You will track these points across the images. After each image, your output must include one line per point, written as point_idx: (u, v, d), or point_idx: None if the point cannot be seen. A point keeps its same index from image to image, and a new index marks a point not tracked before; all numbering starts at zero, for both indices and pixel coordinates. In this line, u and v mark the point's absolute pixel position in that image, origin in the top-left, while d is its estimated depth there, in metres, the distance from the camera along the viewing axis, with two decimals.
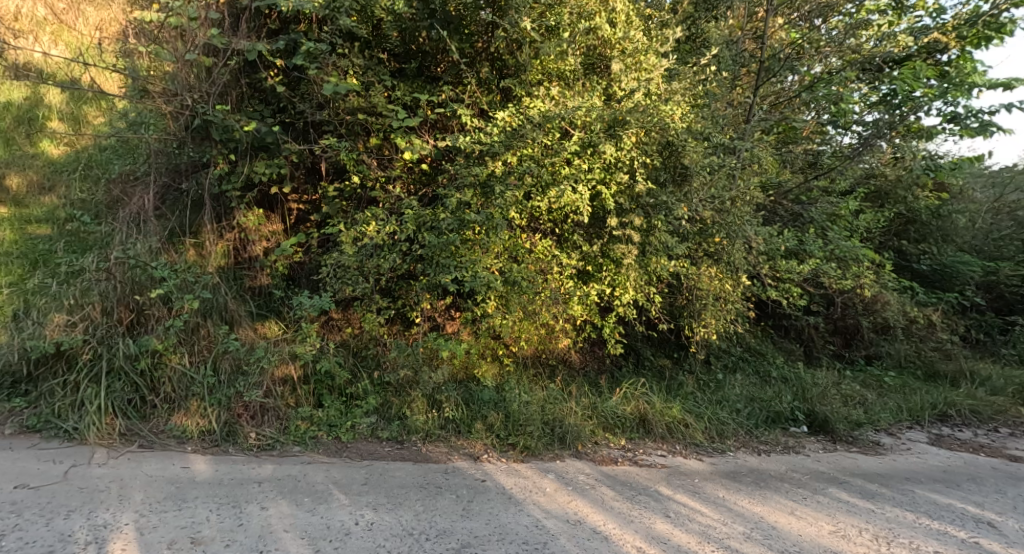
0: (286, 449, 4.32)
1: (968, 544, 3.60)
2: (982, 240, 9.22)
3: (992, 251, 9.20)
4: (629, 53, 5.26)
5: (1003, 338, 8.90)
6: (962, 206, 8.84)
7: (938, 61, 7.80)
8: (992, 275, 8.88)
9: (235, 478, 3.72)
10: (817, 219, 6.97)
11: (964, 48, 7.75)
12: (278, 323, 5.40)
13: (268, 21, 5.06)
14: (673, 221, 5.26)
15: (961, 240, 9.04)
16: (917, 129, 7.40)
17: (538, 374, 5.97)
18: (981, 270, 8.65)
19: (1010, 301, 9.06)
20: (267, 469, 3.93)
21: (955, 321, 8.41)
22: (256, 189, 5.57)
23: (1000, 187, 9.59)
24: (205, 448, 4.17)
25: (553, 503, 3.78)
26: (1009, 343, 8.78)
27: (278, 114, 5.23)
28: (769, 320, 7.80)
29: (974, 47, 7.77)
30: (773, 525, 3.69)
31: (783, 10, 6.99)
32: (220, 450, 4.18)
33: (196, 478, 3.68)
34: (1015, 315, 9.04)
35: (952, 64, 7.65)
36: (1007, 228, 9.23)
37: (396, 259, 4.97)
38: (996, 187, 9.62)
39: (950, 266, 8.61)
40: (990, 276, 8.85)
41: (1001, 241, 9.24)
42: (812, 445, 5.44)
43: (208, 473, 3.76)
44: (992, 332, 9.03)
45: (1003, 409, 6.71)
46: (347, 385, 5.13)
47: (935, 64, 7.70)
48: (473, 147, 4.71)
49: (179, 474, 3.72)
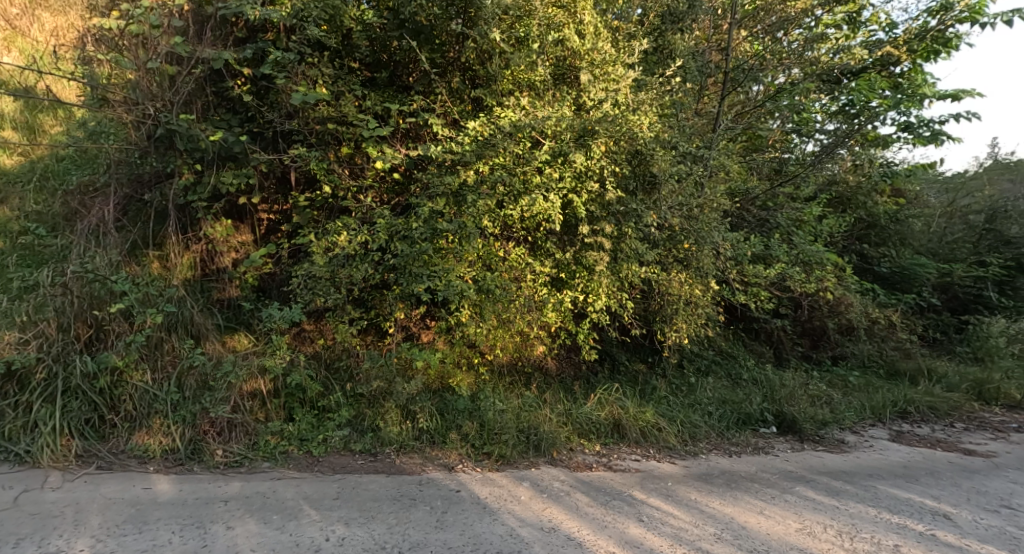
0: (255, 465, 4.23)
1: (926, 536, 3.73)
2: (937, 244, 9.63)
3: (946, 254, 9.60)
4: (598, 64, 5.31)
5: (958, 336, 9.30)
6: (918, 210, 9.25)
7: (891, 73, 8.10)
8: (947, 276, 9.28)
9: (200, 498, 3.61)
10: (783, 224, 7.19)
11: (916, 62, 8.06)
12: (247, 336, 5.29)
13: (235, 30, 4.96)
14: (643, 229, 5.35)
15: (917, 243, 9.43)
16: (873, 138, 7.70)
17: (514, 382, 5.97)
18: (936, 272, 9.01)
19: (964, 301, 9.49)
20: (234, 487, 3.82)
21: (914, 321, 8.73)
22: (224, 199, 5.44)
23: (952, 193, 10.05)
24: (168, 467, 4.05)
25: (528, 511, 3.77)
26: (963, 341, 9.16)
27: (246, 123, 5.17)
28: (739, 323, 7.99)
29: (925, 60, 8.09)
30: (742, 525, 3.76)
31: (747, 23, 7.21)
32: (185, 469, 4.06)
33: (159, 499, 3.56)
34: (968, 314, 9.46)
35: (905, 75, 7.98)
36: (959, 231, 9.66)
37: (368, 269, 4.91)
38: (949, 192, 10.07)
39: (908, 268, 8.96)
40: (944, 277, 9.25)
41: (954, 244, 9.66)
42: (781, 445, 5.57)
43: (171, 494, 3.64)
44: (948, 331, 9.42)
45: (958, 405, 7.00)
46: (319, 397, 5.03)
47: (889, 76, 8.00)
48: (444, 156, 4.75)
49: (140, 495, 3.58)
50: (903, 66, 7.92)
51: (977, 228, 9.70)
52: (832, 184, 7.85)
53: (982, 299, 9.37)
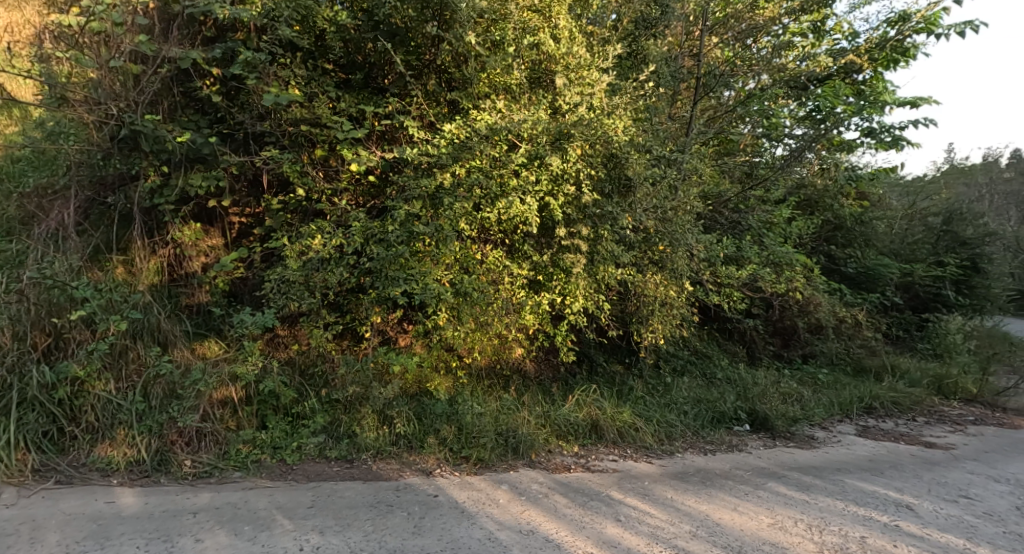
0: (225, 475, 4.13)
1: (890, 527, 3.86)
2: (900, 244, 10.00)
3: (908, 254, 10.00)
4: (573, 68, 5.36)
5: (920, 333, 9.68)
6: (881, 213, 9.61)
7: (854, 81, 8.41)
8: (909, 276, 9.65)
9: (167, 510, 3.50)
10: (754, 227, 7.40)
11: (877, 70, 8.40)
12: (218, 342, 5.16)
13: (203, 29, 4.88)
14: (619, 231, 5.42)
15: (881, 244, 9.76)
16: (839, 143, 7.95)
17: (493, 385, 5.96)
18: (899, 272, 9.35)
19: (924, 300, 9.87)
20: (204, 498, 3.72)
21: (879, 319, 9.03)
22: (192, 202, 5.30)
23: (913, 196, 10.53)
24: (133, 480, 3.92)
25: (506, 514, 3.77)
26: (924, 338, 9.56)
27: (216, 125, 5.07)
28: (713, 324, 8.19)
29: (885, 69, 8.43)
30: (717, 522, 3.83)
31: (717, 31, 7.37)
32: (151, 481, 3.94)
33: (123, 513, 3.44)
34: (929, 312, 9.85)
35: (867, 83, 8.29)
36: (919, 233, 10.06)
37: (343, 272, 4.85)
38: (909, 196, 10.55)
39: (873, 268, 9.26)
40: (906, 277, 9.62)
41: (914, 245, 10.11)
42: (754, 443, 5.70)
43: (136, 507, 3.52)
44: (910, 329, 9.79)
45: (920, 400, 7.27)
46: (293, 404, 4.93)
47: (852, 83, 8.28)
48: (421, 158, 4.69)
49: (103, 509, 3.46)
50: (865, 74, 8.25)
51: (935, 229, 10.13)
52: (800, 188, 8.09)
53: (941, 298, 9.76)
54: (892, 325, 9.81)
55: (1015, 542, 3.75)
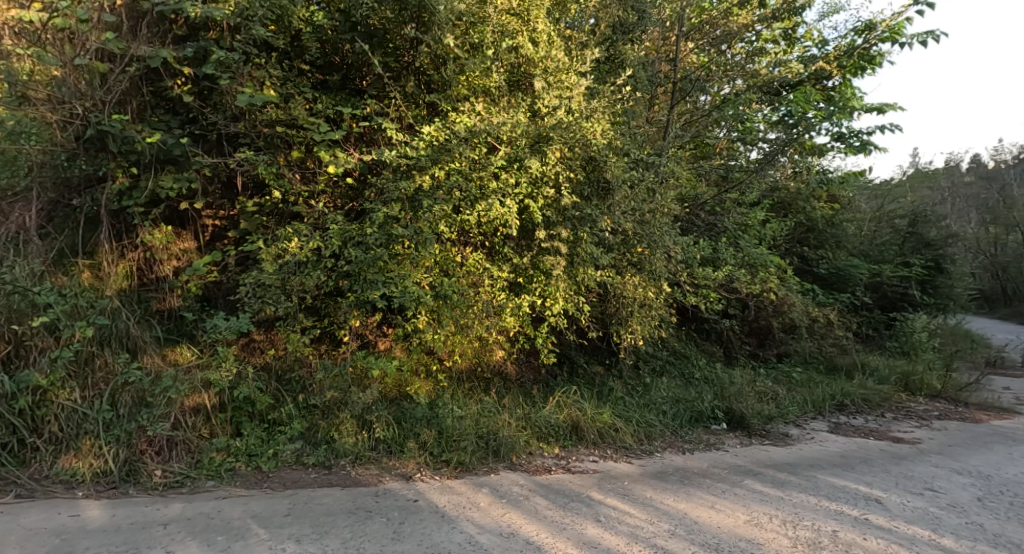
0: (198, 485, 4.03)
1: (860, 521, 3.97)
2: (869, 245, 10.31)
3: (877, 255, 10.30)
4: (552, 71, 5.39)
5: (889, 332, 9.96)
6: (850, 215, 9.92)
7: (824, 87, 8.35)
8: (878, 276, 9.94)
9: (136, 522, 3.40)
10: (729, 229, 7.57)
11: (845, 76, 8.41)
12: (190, 348, 5.04)
13: (174, 27, 4.75)
14: (598, 233, 5.47)
15: (852, 245, 10.01)
16: (811, 147, 8.15)
17: (474, 388, 5.94)
18: (868, 273, 9.64)
19: (892, 299, 10.19)
20: (175, 509, 3.62)
21: (849, 319, 9.28)
22: (163, 204, 5.14)
23: (881, 199, 11.12)
24: (99, 492, 3.80)
25: (487, 517, 3.77)
26: (893, 337, 9.85)
27: (187, 125, 4.97)
28: (691, 324, 8.35)
29: (853, 76, 8.46)
30: (695, 520, 3.89)
31: (693, 36, 7.56)
32: (119, 493, 3.82)
33: (88, 526, 3.32)
34: (896, 311, 10.16)
35: (837, 90, 8.35)
36: (887, 235, 10.48)
37: (321, 275, 4.78)
38: (878, 198, 11.15)
39: (844, 269, 9.49)
40: (876, 277, 9.91)
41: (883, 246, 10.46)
42: (730, 441, 5.80)
43: (102, 520, 3.40)
44: (879, 327, 10.08)
45: (889, 396, 7.49)
46: (269, 410, 4.84)
47: (822, 89, 8.33)
48: (399, 161, 4.68)
49: (67, 523, 3.33)
50: (834, 80, 8.25)
51: (901, 231, 10.53)
52: (774, 191, 8.27)
53: (908, 297, 10.08)
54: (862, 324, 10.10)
55: (977, 532, 3.89)
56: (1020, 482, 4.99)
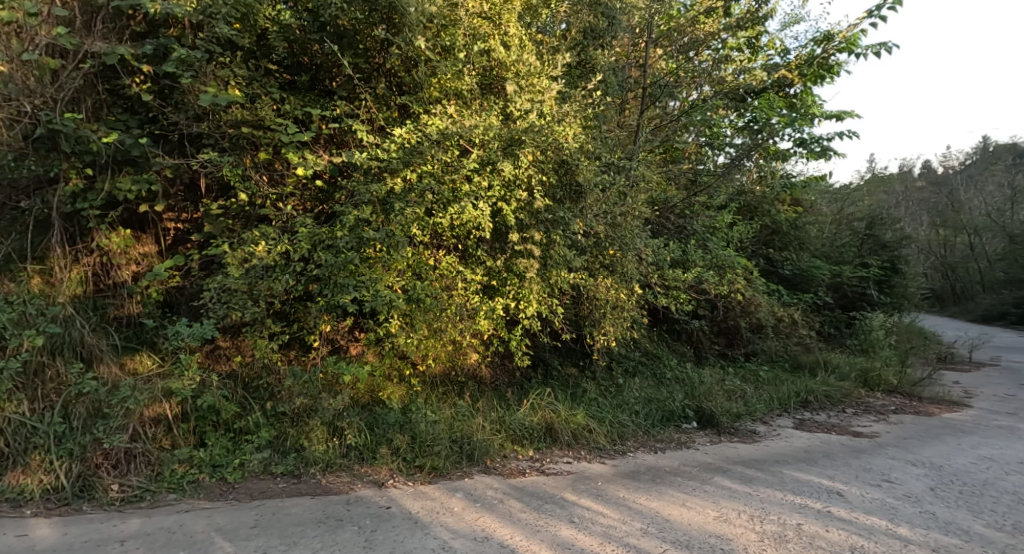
0: (158, 498, 3.88)
1: (823, 514, 4.11)
2: (829, 247, 10.68)
3: (837, 256, 10.69)
4: (523, 75, 5.43)
5: (849, 330, 10.32)
6: (812, 218, 10.32)
7: (787, 94, 8.46)
8: (838, 277, 10.32)
9: (91, 540, 3.24)
10: (698, 231, 7.75)
11: (807, 85, 8.46)
12: (151, 356, 4.89)
13: (132, 23, 4.60)
14: (571, 236, 5.52)
15: (814, 247, 10.35)
16: (776, 152, 8.13)
17: (447, 392, 5.91)
18: (829, 273, 10.00)
19: (852, 299, 10.59)
20: (133, 525, 3.47)
21: (812, 318, 9.59)
22: (121, 207, 4.93)
23: (841, 202, 11.57)
24: (50, 509, 3.61)
25: (460, 522, 3.74)
26: (853, 335, 10.22)
27: (147, 125, 4.80)
28: (664, 324, 8.47)
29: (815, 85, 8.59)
30: (666, 518, 3.96)
31: (662, 43, 7.81)
32: (71, 510, 3.64)
33: (38, 546, 3.15)
34: (856, 310, 10.56)
35: (799, 97, 8.46)
36: (846, 237, 10.92)
37: (289, 280, 4.66)
38: (838, 202, 11.60)
39: (808, 270, 9.78)
40: (837, 278, 10.29)
41: (842, 248, 10.87)
42: (700, 439, 5.93)
43: (54, 539, 3.24)
44: (840, 326, 10.44)
45: (849, 392, 7.78)
46: (235, 419, 4.71)
47: (785, 96, 8.41)
48: (370, 163, 4.62)
49: (14, 543, 3.16)
50: (797, 89, 8.36)
51: (860, 233, 11.02)
52: (741, 195, 8.49)
53: (866, 297, 10.50)
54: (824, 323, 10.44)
55: (930, 520, 4.07)
56: (969, 471, 5.25)
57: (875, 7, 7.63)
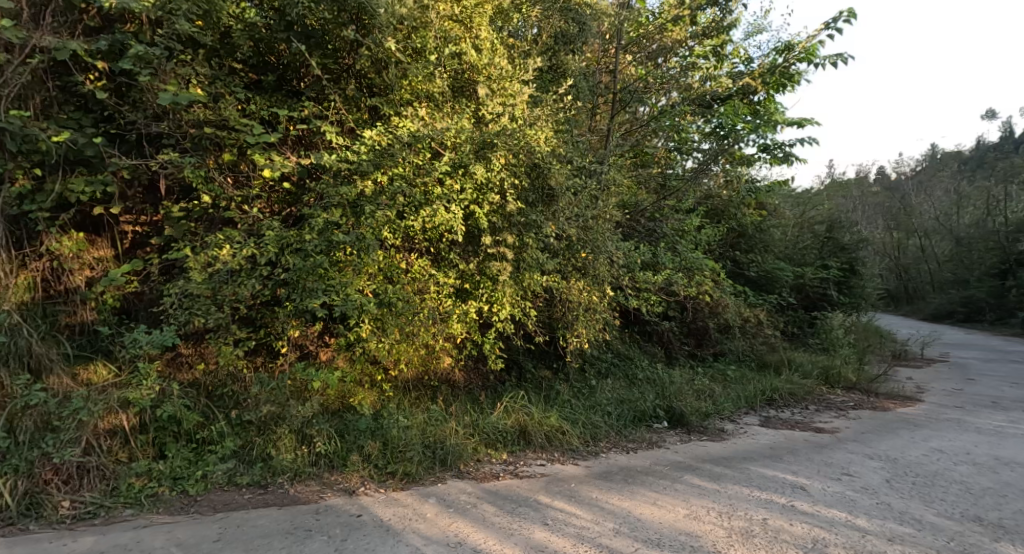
0: (114, 514, 3.70)
1: (787, 508, 4.23)
2: (793, 249, 11.03)
3: (799, 258, 11.05)
4: (495, 79, 5.46)
5: (811, 330, 10.67)
6: (777, 221, 10.63)
7: (751, 101, 8.63)
8: (801, 278, 10.68)
9: None
10: (668, 235, 7.88)
11: (770, 92, 8.62)
12: (107, 365, 4.67)
13: (85, 17, 4.40)
14: (543, 239, 5.55)
15: (778, 249, 10.67)
16: (740, 157, 8.59)
17: (420, 396, 5.86)
18: (792, 274, 10.32)
19: (814, 299, 10.99)
20: (87, 543, 3.31)
21: (777, 318, 9.88)
22: (74, 209, 4.71)
23: (803, 206, 11.95)
24: None
25: (433, 528, 3.70)
26: (815, 334, 10.58)
27: (102, 124, 4.60)
28: (635, 326, 8.64)
29: (777, 91, 8.68)
30: (638, 517, 4.01)
31: (631, 50, 8.01)
32: (18, 530, 3.44)
33: None
34: (818, 311, 10.95)
35: (762, 105, 8.60)
36: (808, 240, 11.32)
37: (256, 284, 4.51)
38: (801, 205, 11.99)
39: (772, 272, 10.07)
40: (799, 279, 10.64)
41: (804, 250, 11.24)
42: (671, 438, 6.03)
43: None
44: (803, 326, 10.79)
45: (811, 390, 8.06)
46: (198, 429, 4.55)
47: (749, 104, 8.63)
48: (340, 165, 4.53)
49: None
50: (760, 95, 8.50)
51: (821, 236, 11.49)
52: (709, 199, 8.72)
53: (827, 297, 10.91)
54: (788, 323, 10.76)
55: (886, 511, 4.25)
56: (921, 463, 5.50)
57: (832, 19, 7.94)
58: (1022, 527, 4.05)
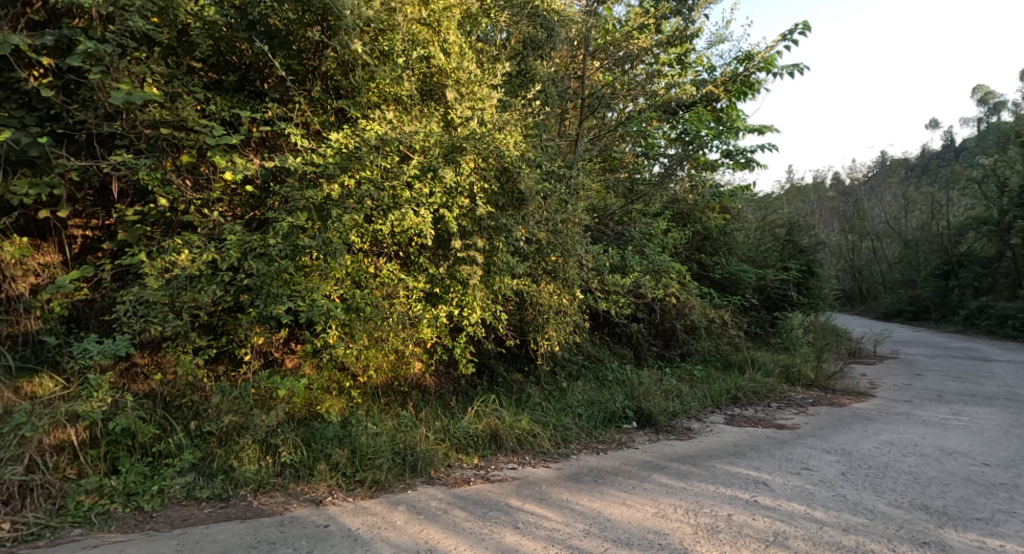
0: (60, 534, 3.49)
1: (751, 503, 4.35)
2: (755, 252, 11.43)
3: (761, 260, 11.50)
4: (463, 83, 5.55)
5: (772, 329, 11.05)
6: (740, 225, 10.87)
7: (714, 108, 9.02)
8: (763, 279, 11.04)
9: None
10: (635, 238, 8.06)
11: (732, 100, 8.94)
12: (53, 378, 4.42)
13: (29, 11, 4.17)
14: (513, 242, 5.57)
15: (741, 252, 11.02)
16: (704, 162, 8.81)
17: (390, 403, 5.80)
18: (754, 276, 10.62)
19: (775, 300, 11.39)
20: None
21: (741, 319, 10.16)
22: (16, 212, 4.44)
23: (766, 210, 12.35)
24: None
25: (403, 536, 3.64)
26: (776, 334, 10.94)
27: (48, 123, 4.34)
28: (604, 328, 8.78)
29: (739, 99, 8.98)
30: (609, 517, 4.05)
31: (598, 56, 8.26)
32: None
33: None
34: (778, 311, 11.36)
35: (724, 112, 8.96)
36: (768, 243, 11.73)
37: (217, 290, 4.33)
38: (764, 209, 12.38)
39: (735, 273, 10.39)
40: (762, 281, 11.00)
41: (765, 253, 11.62)
42: (640, 438, 6.12)
43: None
44: (765, 326, 11.15)
45: (772, 388, 8.32)
46: (153, 442, 4.37)
47: (712, 110, 8.95)
48: (305, 168, 4.42)
49: None
50: (722, 103, 8.90)
51: (781, 239, 11.91)
52: (674, 203, 8.82)
53: (787, 298, 11.32)
54: (750, 323, 11.09)
55: (842, 502, 4.42)
56: (873, 455, 5.75)
57: (788, 30, 8.27)
58: (964, 513, 4.28)
